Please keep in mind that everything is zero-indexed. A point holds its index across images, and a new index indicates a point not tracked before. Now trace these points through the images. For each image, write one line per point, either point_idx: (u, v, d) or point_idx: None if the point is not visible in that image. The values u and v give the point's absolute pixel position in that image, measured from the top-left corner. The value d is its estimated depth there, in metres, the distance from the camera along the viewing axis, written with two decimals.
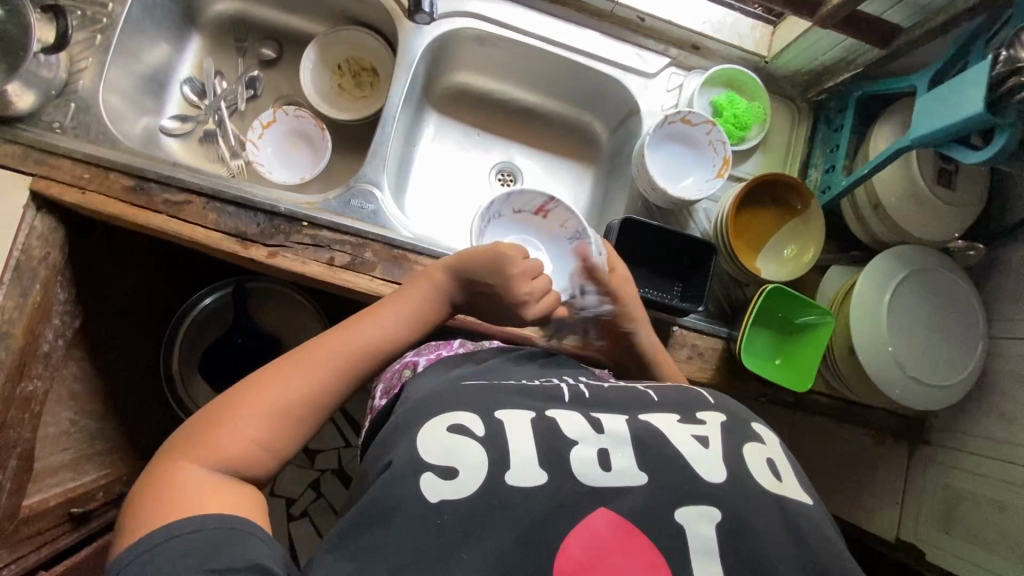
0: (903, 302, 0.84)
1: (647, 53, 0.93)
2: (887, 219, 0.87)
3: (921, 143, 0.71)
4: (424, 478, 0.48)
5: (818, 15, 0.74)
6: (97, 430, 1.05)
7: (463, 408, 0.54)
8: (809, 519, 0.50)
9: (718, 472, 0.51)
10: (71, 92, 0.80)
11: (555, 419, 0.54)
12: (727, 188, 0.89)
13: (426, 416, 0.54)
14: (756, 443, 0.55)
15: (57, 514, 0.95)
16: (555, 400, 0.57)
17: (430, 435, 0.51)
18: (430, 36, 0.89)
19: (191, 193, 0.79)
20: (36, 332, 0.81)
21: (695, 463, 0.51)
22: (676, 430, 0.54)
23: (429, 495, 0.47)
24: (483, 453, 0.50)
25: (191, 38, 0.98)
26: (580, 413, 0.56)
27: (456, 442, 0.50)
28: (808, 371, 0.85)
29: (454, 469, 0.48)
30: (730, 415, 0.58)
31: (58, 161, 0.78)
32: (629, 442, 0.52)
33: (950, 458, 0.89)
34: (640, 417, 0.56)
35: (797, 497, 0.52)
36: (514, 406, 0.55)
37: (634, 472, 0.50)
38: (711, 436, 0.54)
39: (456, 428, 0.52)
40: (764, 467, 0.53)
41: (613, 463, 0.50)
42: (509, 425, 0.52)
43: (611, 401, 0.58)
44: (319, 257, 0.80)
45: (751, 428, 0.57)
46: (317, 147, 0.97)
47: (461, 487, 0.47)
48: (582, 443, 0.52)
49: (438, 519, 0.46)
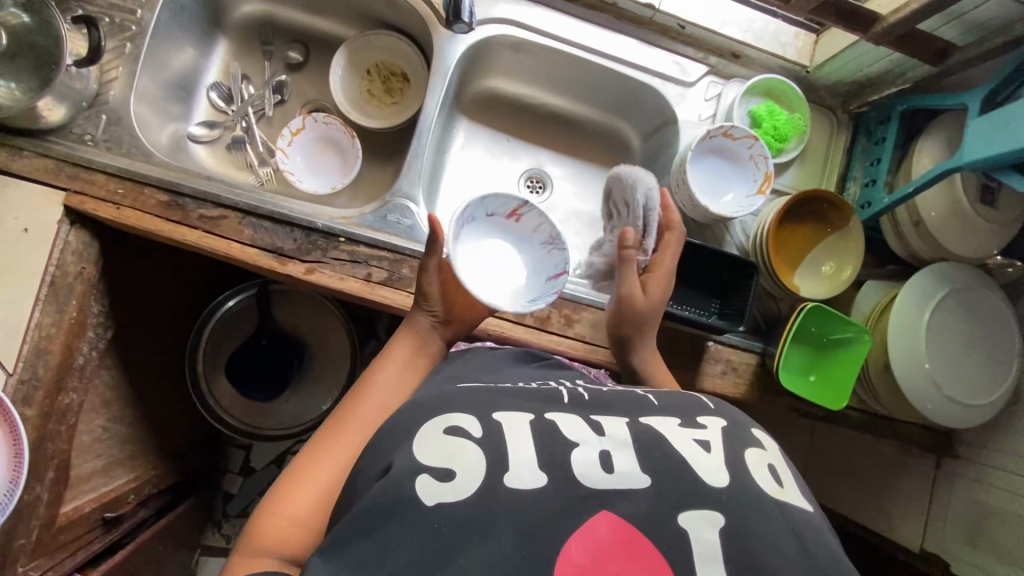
0: (941, 322, 0.84)
1: (686, 61, 0.91)
2: (927, 236, 0.86)
3: (973, 166, 0.70)
4: (420, 479, 0.47)
5: (873, 32, 0.72)
6: (126, 435, 1.05)
7: (460, 410, 0.54)
8: (811, 525, 0.49)
9: (721, 476, 0.49)
10: (102, 103, 0.78)
11: (553, 421, 0.54)
12: (768, 204, 0.88)
13: (427, 418, 0.53)
14: (757, 448, 0.54)
15: (92, 520, 0.95)
16: (554, 401, 0.58)
17: (428, 440, 0.51)
18: (464, 45, 0.87)
19: (227, 208, 0.78)
20: (72, 347, 0.80)
21: (699, 468, 0.50)
22: (677, 435, 0.54)
23: (426, 498, 0.46)
24: (481, 456, 0.49)
25: (217, 42, 0.95)
26: (579, 415, 0.56)
27: (454, 446, 0.50)
28: (847, 388, 0.85)
29: (452, 471, 0.48)
30: (730, 420, 0.57)
31: (92, 176, 0.76)
32: (629, 445, 0.52)
33: (977, 472, 0.90)
34: (641, 421, 0.55)
35: (798, 504, 0.50)
36: (510, 407, 0.55)
37: (636, 473, 0.50)
38: (712, 441, 0.53)
39: (453, 430, 0.52)
40: (765, 473, 0.52)
41: (616, 466, 0.50)
42: (507, 428, 0.52)
43: (610, 403, 0.58)
44: (357, 273, 0.80)
45: (750, 433, 0.56)
46: (346, 155, 0.95)
47: (458, 490, 0.47)
48: (584, 446, 0.51)
49: (435, 524, 0.45)
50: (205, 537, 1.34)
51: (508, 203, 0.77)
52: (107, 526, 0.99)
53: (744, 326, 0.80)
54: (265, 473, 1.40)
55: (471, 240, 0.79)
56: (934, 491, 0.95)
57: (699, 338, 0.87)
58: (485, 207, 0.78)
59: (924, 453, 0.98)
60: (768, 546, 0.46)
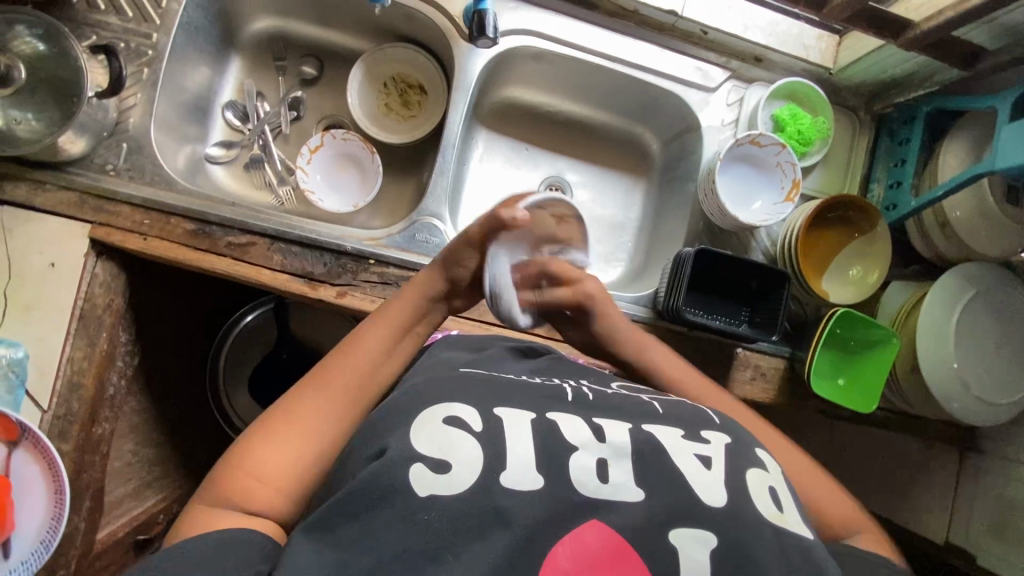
0: (970, 324, 0.84)
1: (708, 67, 0.90)
2: (954, 237, 0.86)
3: (1007, 170, 0.70)
4: (413, 469, 0.45)
5: (904, 38, 0.71)
6: (154, 456, 1.04)
7: (461, 399, 0.52)
8: (807, 552, 0.47)
9: (719, 497, 0.48)
10: (123, 131, 0.77)
11: (556, 422, 0.51)
12: (796, 210, 0.88)
13: (420, 407, 0.51)
14: (758, 469, 0.52)
15: (126, 543, 0.95)
16: (557, 399, 0.55)
17: (425, 428, 0.49)
18: (485, 57, 0.86)
19: (255, 235, 0.77)
20: (104, 378, 0.80)
21: (695, 483, 0.48)
22: (679, 448, 0.51)
23: (418, 489, 0.44)
24: (478, 450, 0.47)
25: (231, 59, 0.93)
26: (581, 418, 0.53)
27: (455, 439, 0.48)
28: (877, 390, 0.86)
29: (446, 462, 0.46)
30: (735, 438, 0.55)
31: (118, 208, 0.75)
32: (628, 455, 0.49)
33: (1004, 467, 0.91)
34: (644, 428, 0.53)
35: (798, 532, 0.48)
36: (514, 403, 0.53)
37: (631, 486, 0.47)
38: (715, 456, 0.51)
39: (452, 420, 0.49)
40: (766, 497, 0.49)
41: (611, 477, 0.48)
42: (507, 423, 0.50)
43: (613, 407, 0.55)
44: (388, 295, 0.79)
45: (754, 453, 0.54)
46: (366, 171, 0.94)
47: (452, 484, 0.45)
48: (583, 451, 0.49)
49: (424, 516, 0.44)
50: None
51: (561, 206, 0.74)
52: (140, 548, 0.99)
53: (776, 335, 0.81)
54: None
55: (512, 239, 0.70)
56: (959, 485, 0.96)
57: (728, 345, 0.88)
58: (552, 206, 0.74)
59: (949, 448, 0.99)
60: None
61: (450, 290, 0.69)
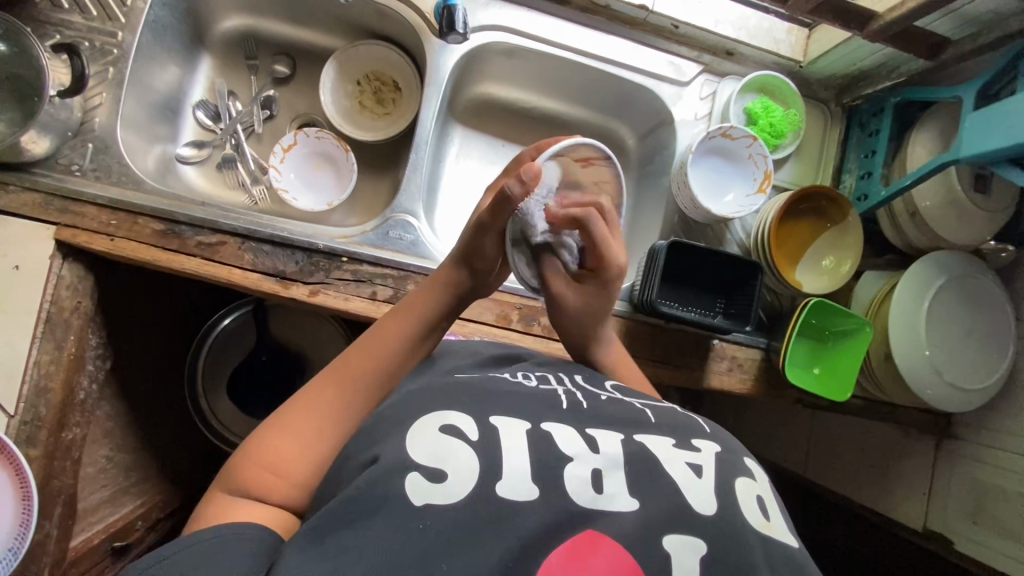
0: (940, 313, 0.85)
1: (680, 61, 0.91)
2: (923, 227, 0.87)
3: (970, 159, 0.70)
4: (409, 478, 0.45)
5: (868, 29, 0.72)
6: (131, 462, 1.02)
7: (455, 409, 0.52)
8: (790, 559, 0.48)
9: (710, 504, 0.48)
10: (88, 131, 0.76)
11: (549, 432, 0.51)
12: (768, 202, 0.88)
13: (417, 414, 0.51)
14: (747, 478, 0.53)
15: (101, 551, 0.93)
16: (551, 406, 0.55)
17: (421, 436, 0.48)
18: (457, 54, 0.86)
19: (225, 234, 0.76)
20: (73, 383, 0.78)
21: (688, 492, 0.48)
22: (671, 456, 0.52)
23: (414, 499, 0.44)
24: (474, 459, 0.47)
25: (201, 58, 0.93)
26: (574, 426, 0.53)
27: (451, 446, 0.48)
28: (852, 377, 0.85)
29: (443, 471, 0.46)
30: (724, 447, 0.56)
31: (83, 209, 0.74)
32: (622, 465, 0.49)
33: (978, 453, 0.92)
34: (636, 439, 0.53)
35: (782, 539, 0.49)
36: (506, 410, 0.53)
37: (625, 495, 0.47)
38: (705, 466, 0.52)
39: (448, 429, 0.49)
40: (754, 505, 0.50)
41: (606, 487, 0.47)
42: (502, 430, 0.50)
43: (610, 417, 0.56)
44: (362, 292, 0.78)
45: (743, 462, 0.55)
46: (341, 169, 0.93)
47: (448, 493, 0.44)
48: (578, 461, 0.49)
49: (420, 524, 0.43)
50: None
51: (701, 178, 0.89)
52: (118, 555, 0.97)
53: (750, 324, 0.81)
54: None
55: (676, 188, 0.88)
56: (935, 471, 0.97)
57: (703, 337, 0.88)
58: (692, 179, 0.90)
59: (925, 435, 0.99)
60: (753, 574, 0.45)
61: (473, 283, 0.67)
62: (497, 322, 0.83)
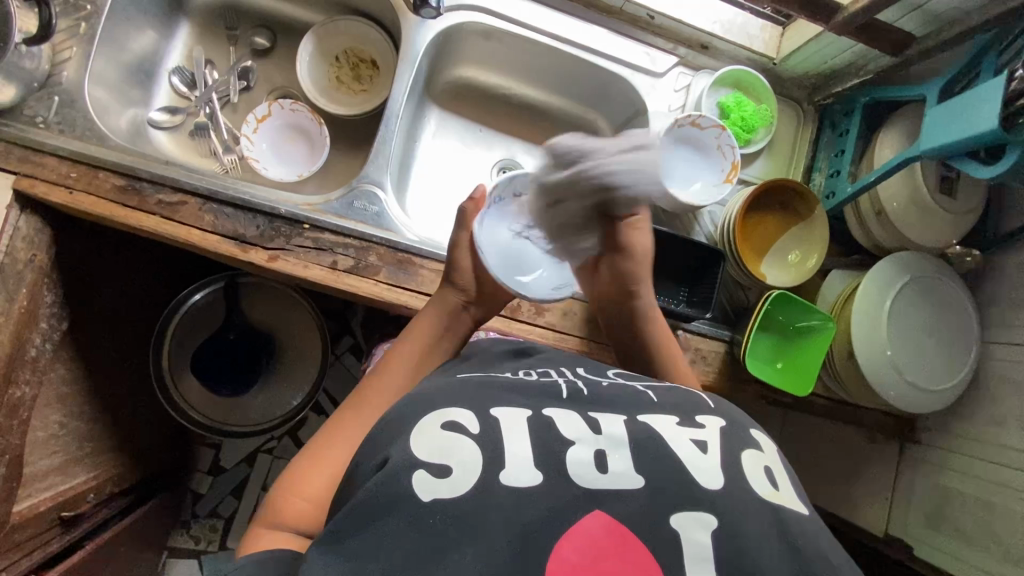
0: (902, 311, 0.85)
1: (656, 52, 0.92)
2: (888, 226, 0.87)
3: (930, 154, 0.71)
4: (417, 476, 0.44)
5: (833, 22, 0.74)
6: (87, 431, 1.00)
7: (457, 405, 0.50)
8: (804, 529, 0.46)
9: (717, 480, 0.46)
10: (55, 84, 0.76)
11: (552, 418, 0.50)
12: (735, 194, 0.89)
13: (421, 413, 0.49)
14: (754, 450, 0.51)
15: (48, 518, 0.89)
16: (550, 396, 0.54)
17: (426, 434, 0.47)
18: (434, 30, 0.86)
19: (186, 193, 0.76)
20: (23, 338, 0.77)
21: (691, 467, 0.47)
22: (674, 434, 0.50)
23: (422, 495, 0.43)
24: (477, 452, 0.46)
25: (179, 25, 0.93)
26: (577, 412, 0.52)
27: (451, 441, 0.46)
28: (812, 373, 0.85)
29: (448, 467, 0.44)
30: (730, 420, 0.54)
31: (44, 159, 0.74)
32: (626, 444, 0.48)
33: (939, 458, 0.91)
34: (640, 419, 0.52)
35: (793, 507, 0.48)
36: (507, 402, 0.51)
37: (631, 473, 0.46)
38: (710, 440, 0.50)
39: (450, 426, 0.47)
40: (761, 475, 0.49)
41: (610, 466, 0.46)
42: (505, 424, 0.48)
43: (611, 400, 0.54)
44: (322, 261, 0.78)
45: (749, 433, 0.53)
46: (313, 142, 0.94)
47: (455, 486, 0.44)
48: (580, 444, 0.48)
49: (430, 521, 0.42)
50: (172, 537, 1.27)
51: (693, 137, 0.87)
52: (66, 525, 0.93)
53: (709, 313, 0.82)
54: (236, 471, 1.32)
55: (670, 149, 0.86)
56: (898, 475, 0.96)
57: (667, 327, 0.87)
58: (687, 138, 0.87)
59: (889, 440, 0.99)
60: (758, 546, 0.43)
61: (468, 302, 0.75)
62: None
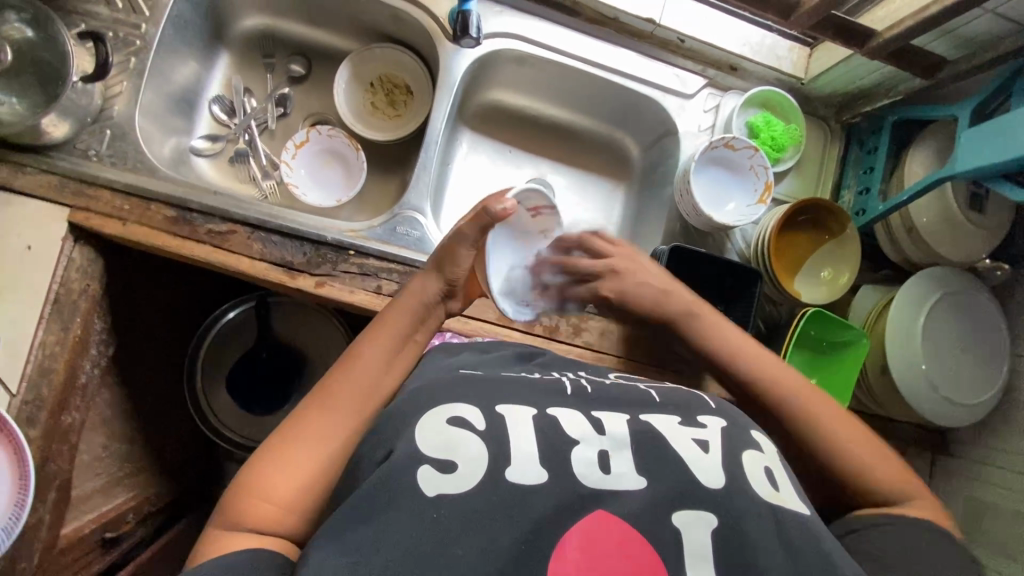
0: (937, 324, 0.86)
1: (686, 74, 0.93)
2: (920, 243, 0.89)
3: (965, 175, 0.73)
4: (420, 471, 0.44)
5: (867, 47, 0.76)
6: (127, 452, 1.01)
7: (463, 400, 0.51)
8: (807, 528, 0.47)
9: (717, 479, 0.47)
10: (107, 118, 0.78)
11: (555, 418, 0.51)
12: (767, 213, 0.91)
13: None
14: (754, 451, 0.51)
15: (90, 541, 0.90)
16: (555, 394, 0.55)
17: (428, 426, 0.48)
18: (470, 58, 0.88)
19: (235, 223, 0.78)
20: (76, 365, 0.78)
21: (691, 465, 0.48)
22: (676, 434, 0.51)
23: (426, 489, 0.43)
24: (482, 449, 0.46)
25: (220, 55, 0.95)
26: (581, 412, 0.52)
27: (455, 437, 0.47)
28: (846, 390, 0.86)
29: (453, 462, 0.45)
30: (730, 421, 0.55)
31: (98, 192, 0.76)
32: (627, 445, 0.49)
33: (973, 471, 0.92)
34: (642, 419, 0.52)
35: (794, 508, 0.48)
36: (514, 399, 0.52)
37: (633, 475, 0.47)
38: (711, 441, 0.51)
39: (455, 420, 0.48)
40: (761, 478, 0.49)
41: (612, 467, 0.47)
42: (509, 419, 0.49)
43: (613, 398, 0.55)
44: (367, 286, 0.79)
45: (749, 433, 0.54)
46: (350, 167, 0.95)
47: (459, 483, 0.44)
48: (583, 444, 0.48)
49: (434, 514, 0.42)
50: None
51: (733, 161, 0.89)
52: (107, 546, 0.94)
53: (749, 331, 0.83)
54: None
55: (707, 168, 0.90)
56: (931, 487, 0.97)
57: None
58: (726, 161, 0.90)
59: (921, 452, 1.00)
60: (759, 547, 0.43)
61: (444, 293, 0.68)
62: (496, 320, 0.83)
